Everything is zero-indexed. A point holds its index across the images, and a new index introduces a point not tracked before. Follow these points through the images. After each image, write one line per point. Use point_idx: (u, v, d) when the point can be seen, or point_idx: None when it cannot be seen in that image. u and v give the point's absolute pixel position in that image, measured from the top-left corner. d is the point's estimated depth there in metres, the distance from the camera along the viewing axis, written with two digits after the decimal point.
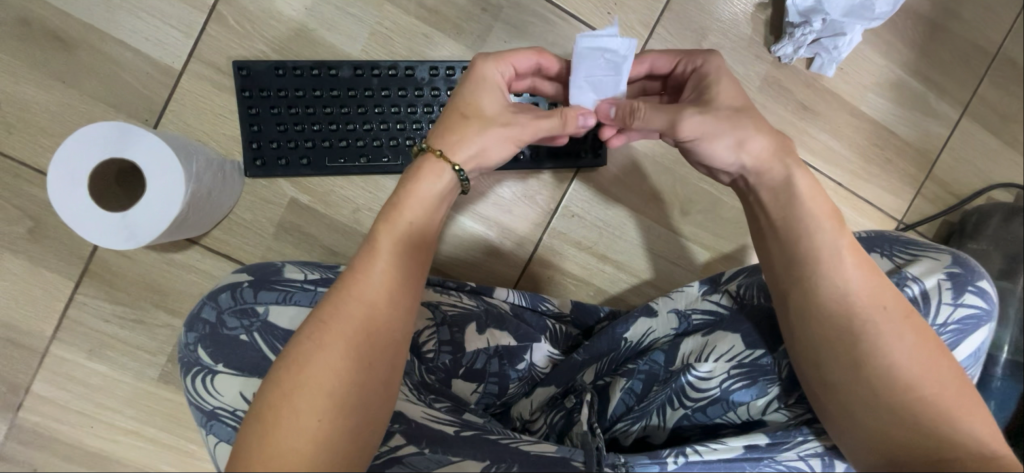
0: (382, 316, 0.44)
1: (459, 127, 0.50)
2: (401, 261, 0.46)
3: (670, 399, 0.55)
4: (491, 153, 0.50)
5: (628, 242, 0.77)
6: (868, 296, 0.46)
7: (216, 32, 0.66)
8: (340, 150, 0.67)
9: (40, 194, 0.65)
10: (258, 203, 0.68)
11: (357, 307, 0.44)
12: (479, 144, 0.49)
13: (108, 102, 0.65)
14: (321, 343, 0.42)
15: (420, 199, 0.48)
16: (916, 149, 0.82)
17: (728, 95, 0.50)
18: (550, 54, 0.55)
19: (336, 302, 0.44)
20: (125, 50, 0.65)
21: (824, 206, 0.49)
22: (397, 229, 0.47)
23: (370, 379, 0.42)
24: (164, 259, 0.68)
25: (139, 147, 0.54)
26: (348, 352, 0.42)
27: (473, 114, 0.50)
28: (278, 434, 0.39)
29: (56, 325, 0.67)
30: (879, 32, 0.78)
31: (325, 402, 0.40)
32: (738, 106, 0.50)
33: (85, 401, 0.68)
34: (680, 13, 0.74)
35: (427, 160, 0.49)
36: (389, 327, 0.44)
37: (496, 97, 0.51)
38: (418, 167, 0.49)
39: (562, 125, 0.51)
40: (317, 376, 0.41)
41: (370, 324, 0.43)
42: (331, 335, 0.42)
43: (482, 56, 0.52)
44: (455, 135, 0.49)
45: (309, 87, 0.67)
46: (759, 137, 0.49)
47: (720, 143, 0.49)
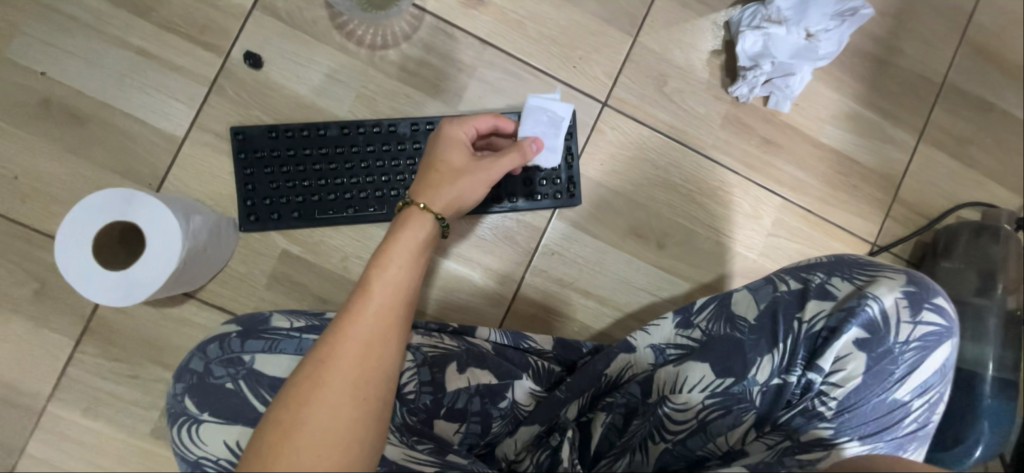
0: (375, 354, 0.46)
1: (437, 179, 0.56)
2: (391, 301, 0.49)
3: (650, 432, 0.57)
4: (467, 196, 0.57)
5: (608, 276, 0.79)
6: None
7: (216, 102, 0.73)
8: (329, 203, 0.72)
9: (48, 257, 0.69)
10: (251, 255, 0.72)
11: (352, 346, 0.46)
12: (452, 191, 0.56)
13: (115, 169, 0.71)
14: (320, 381, 0.44)
15: (408, 242, 0.52)
16: (879, 174, 0.86)
17: None
18: (506, 117, 0.64)
19: (332, 342, 0.46)
20: (133, 122, 0.71)
21: None
22: (389, 273, 0.50)
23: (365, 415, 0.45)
24: (160, 314, 0.71)
25: (141, 211, 0.58)
26: (345, 392, 0.44)
27: (444, 168, 0.57)
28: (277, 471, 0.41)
29: (54, 384, 0.69)
30: (828, 70, 0.84)
31: (324, 439, 0.42)
32: None
33: (78, 460, 0.69)
34: (640, 63, 0.80)
35: (412, 211, 0.54)
36: (382, 365, 0.47)
37: (462, 151, 0.59)
38: (406, 217, 0.54)
39: (521, 157, 0.60)
40: (315, 413, 0.43)
41: (365, 363, 0.46)
42: (328, 373, 0.45)
43: (449, 121, 0.61)
44: (433, 186, 0.56)
45: (300, 147, 0.72)
46: None
47: None
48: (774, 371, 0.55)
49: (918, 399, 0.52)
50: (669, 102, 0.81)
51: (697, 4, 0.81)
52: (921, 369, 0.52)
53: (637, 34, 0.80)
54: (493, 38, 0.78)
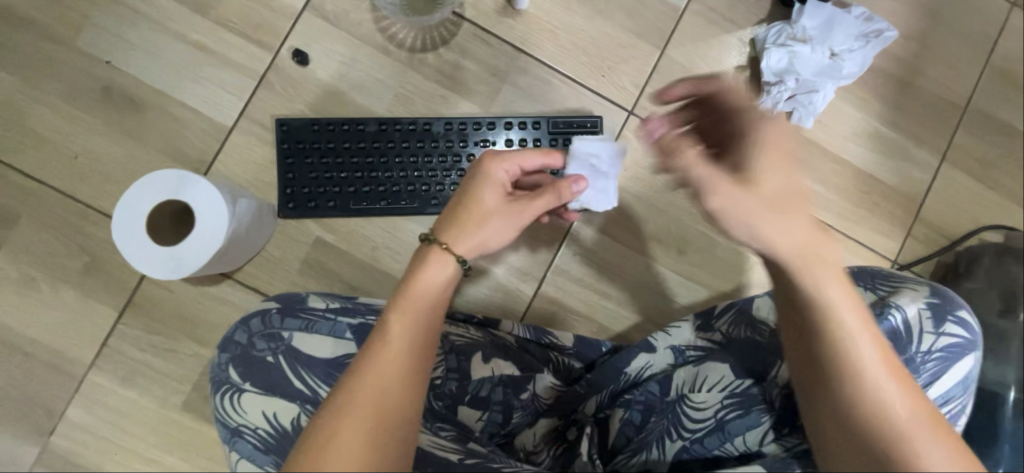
0: (396, 394, 0.47)
1: (465, 221, 0.53)
2: (417, 334, 0.49)
3: (668, 430, 0.59)
4: (493, 242, 0.54)
5: (628, 280, 0.81)
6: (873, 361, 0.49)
7: (264, 95, 0.77)
8: (364, 194, 0.76)
9: (100, 232, 0.73)
10: (287, 240, 0.76)
11: (383, 374, 0.47)
12: (479, 236, 0.53)
13: (167, 154, 0.75)
14: (351, 406, 0.46)
15: (435, 275, 0.52)
16: (901, 193, 0.87)
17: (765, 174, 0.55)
18: (556, 150, 0.60)
19: (365, 366, 0.48)
20: (187, 111, 0.76)
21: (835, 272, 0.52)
22: (410, 308, 0.50)
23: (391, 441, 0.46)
24: (199, 291, 0.74)
25: (193, 192, 0.62)
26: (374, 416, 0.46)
27: (475, 209, 0.53)
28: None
29: (96, 353, 0.72)
30: (851, 89, 0.86)
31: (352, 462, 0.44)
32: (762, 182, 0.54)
33: (112, 427, 0.72)
34: (667, 75, 0.83)
35: (434, 250, 0.52)
36: (409, 393, 0.48)
37: (495, 192, 0.54)
38: (427, 253, 0.52)
39: (558, 199, 0.56)
40: (345, 436, 0.45)
41: (393, 391, 0.47)
42: (359, 398, 0.46)
43: (489, 155, 0.57)
44: (459, 228, 0.53)
45: (340, 140, 0.76)
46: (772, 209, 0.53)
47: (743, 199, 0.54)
48: None
49: (938, 410, 0.53)
50: None
51: (723, 21, 0.84)
52: (942, 380, 0.52)
53: (665, 47, 0.83)
54: (526, 46, 0.81)
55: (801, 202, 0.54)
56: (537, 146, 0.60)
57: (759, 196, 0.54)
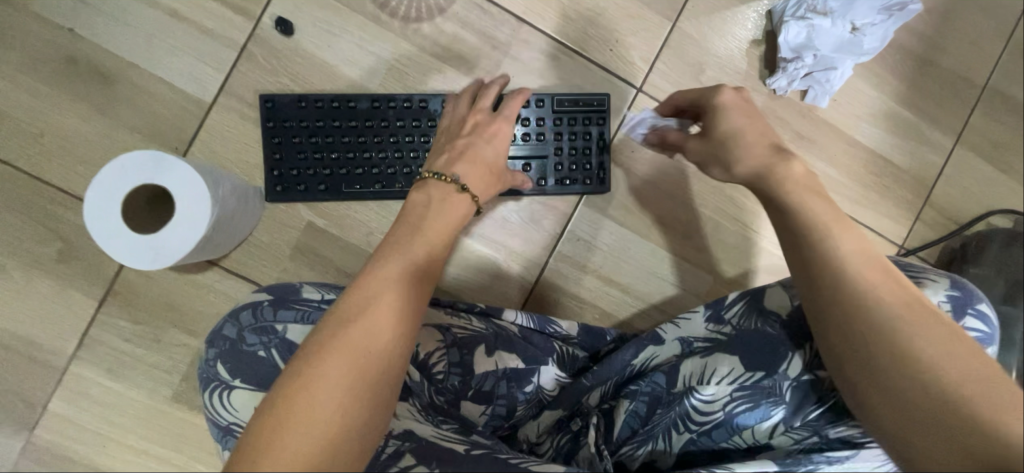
0: (398, 321, 0.46)
1: (466, 165, 0.61)
2: (419, 271, 0.50)
3: (674, 422, 0.58)
4: (488, 192, 0.64)
5: (633, 266, 0.79)
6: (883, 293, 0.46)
7: (245, 68, 0.71)
8: (356, 177, 0.71)
9: (73, 217, 0.69)
10: (276, 226, 0.72)
11: (376, 307, 0.45)
12: (485, 191, 0.63)
13: (142, 132, 0.70)
14: (326, 361, 0.42)
15: (432, 237, 0.54)
16: (913, 176, 0.84)
17: (743, 125, 0.56)
18: (513, 106, 0.67)
19: (347, 320, 0.45)
20: (160, 84, 0.70)
21: (828, 212, 0.50)
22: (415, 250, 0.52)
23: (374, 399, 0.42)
24: (184, 279, 0.70)
25: (169, 174, 0.58)
26: (352, 370, 0.42)
27: (477, 163, 0.62)
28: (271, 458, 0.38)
29: (78, 343, 0.69)
30: (869, 66, 0.82)
31: (326, 420, 0.40)
32: (749, 132, 0.55)
33: (99, 419, 0.70)
34: (678, 49, 0.78)
35: (437, 185, 0.59)
36: (399, 330, 0.46)
37: (490, 149, 0.64)
38: (445, 195, 0.58)
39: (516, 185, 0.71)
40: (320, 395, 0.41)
41: (375, 344, 0.44)
42: (335, 352, 0.42)
43: (476, 120, 0.66)
44: (463, 175, 0.61)
45: (329, 118, 0.71)
46: (788, 163, 0.53)
47: (757, 171, 0.54)
48: (806, 366, 0.53)
49: None
50: None
51: None
52: None
53: (677, 19, 0.78)
54: (528, 15, 0.75)
55: (767, 139, 0.55)
56: (508, 108, 0.67)
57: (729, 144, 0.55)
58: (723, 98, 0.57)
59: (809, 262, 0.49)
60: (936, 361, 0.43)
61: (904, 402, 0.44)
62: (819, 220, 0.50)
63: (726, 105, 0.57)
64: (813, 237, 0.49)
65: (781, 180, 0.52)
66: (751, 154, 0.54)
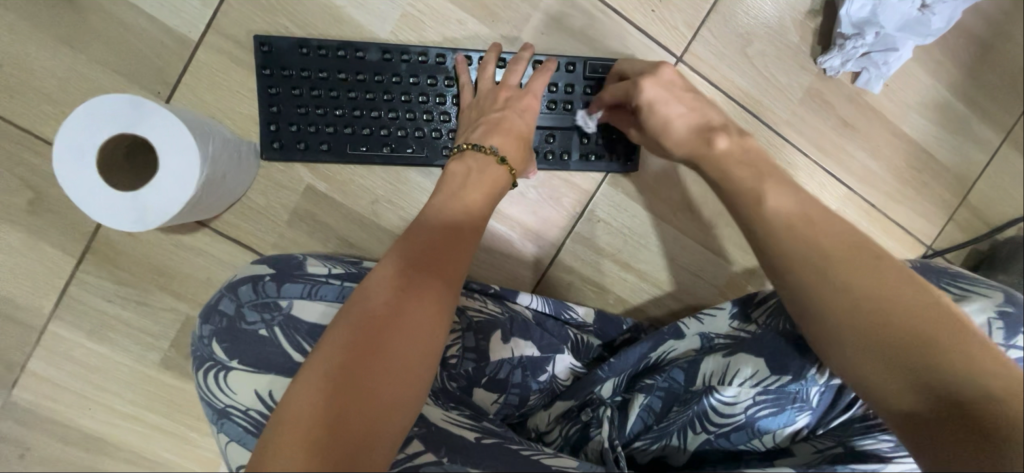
0: (417, 274, 0.44)
1: (507, 132, 0.59)
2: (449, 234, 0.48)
3: (692, 422, 0.54)
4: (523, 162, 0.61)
5: (652, 251, 0.74)
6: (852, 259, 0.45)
7: (237, 3, 0.62)
8: (363, 138, 0.64)
9: (44, 165, 0.61)
10: (272, 187, 0.65)
11: (398, 264, 0.45)
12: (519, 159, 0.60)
13: (118, 70, 0.61)
14: (346, 324, 0.40)
15: (462, 199, 0.53)
16: (953, 174, 0.80)
17: (679, 113, 0.57)
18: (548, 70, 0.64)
19: (363, 284, 0.44)
20: (137, 15, 0.61)
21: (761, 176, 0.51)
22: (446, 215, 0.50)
23: (389, 357, 0.39)
24: (171, 240, 0.64)
25: (151, 121, 0.50)
26: (365, 326, 0.40)
27: (513, 129, 0.59)
28: (287, 421, 0.35)
29: (56, 303, 0.64)
30: (928, 50, 0.75)
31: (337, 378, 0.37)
32: (688, 117, 0.57)
33: (82, 382, 0.66)
34: (727, 15, 0.70)
35: (481, 156, 0.57)
36: (418, 283, 0.44)
37: (528, 116, 0.61)
38: (484, 164, 0.56)
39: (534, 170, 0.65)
40: (335, 352, 0.38)
41: (389, 301, 0.42)
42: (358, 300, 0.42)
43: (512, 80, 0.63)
44: (506, 142, 0.58)
45: (334, 69, 0.63)
46: (720, 139, 0.55)
47: (686, 150, 0.57)
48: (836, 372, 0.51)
49: None
50: (750, 66, 0.72)
51: None
52: None
53: None
54: None
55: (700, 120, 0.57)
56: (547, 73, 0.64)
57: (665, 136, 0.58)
58: (644, 96, 0.58)
59: (801, 261, 0.45)
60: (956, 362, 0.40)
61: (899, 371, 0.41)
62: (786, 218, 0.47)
63: (650, 102, 0.58)
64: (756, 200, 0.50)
65: (706, 156, 0.55)
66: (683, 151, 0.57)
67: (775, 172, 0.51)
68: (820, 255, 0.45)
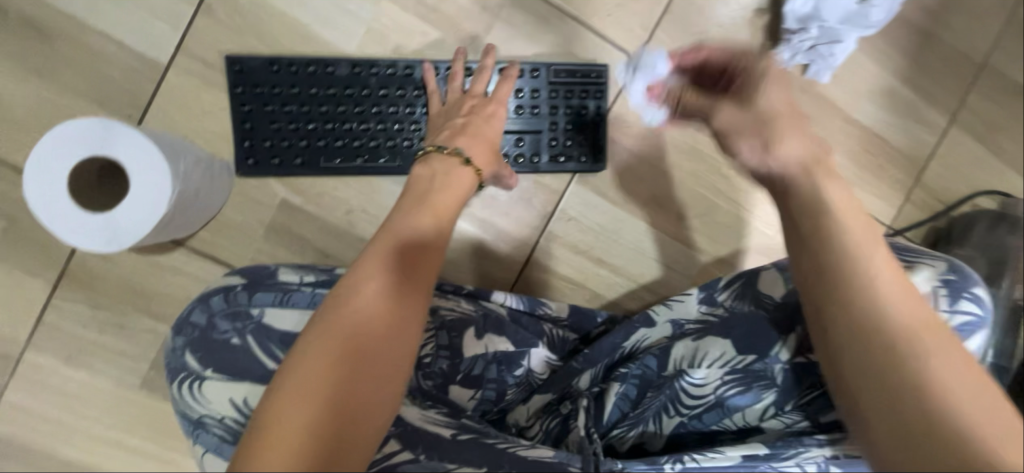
0: (389, 304, 0.44)
1: (469, 135, 0.61)
2: (417, 259, 0.48)
3: (665, 406, 0.56)
4: (496, 168, 0.63)
5: (625, 246, 0.76)
6: (907, 302, 0.39)
7: (204, 25, 0.64)
8: (336, 150, 0.65)
9: (16, 193, 0.62)
10: (247, 203, 0.66)
11: (369, 292, 0.43)
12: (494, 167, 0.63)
13: (88, 96, 0.62)
14: (317, 358, 0.39)
15: (432, 208, 0.52)
16: (906, 156, 0.83)
17: (774, 101, 0.50)
18: (514, 76, 0.67)
19: (341, 301, 0.43)
20: (106, 42, 0.62)
21: (846, 201, 0.44)
22: (414, 234, 0.49)
23: (374, 382, 0.40)
24: (147, 261, 0.65)
25: (121, 142, 0.51)
26: (348, 351, 0.40)
27: (484, 137, 0.61)
28: (268, 447, 0.36)
29: (32, 330, 0.64)
30: (872, 40, 0.79)
31: (320, 406, 0.37)
32: (778, 110, 0.50)
33: (62, 408, 0.65)
34: (680, 16, 0.74)
35: (447, 157, 0.58)
36: (395, 315, 0.43)
37: (499, 123, 0.64)
38: (447, 167, 0.57)
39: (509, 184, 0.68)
40: (316, 377, 0.39)
41: (372, 324, 0.42)
42: (330, 333, 0.41)
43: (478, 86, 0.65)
44: (468, 142, 0.60)
45: (305, 84, 0.65)
46: (794, 139, 0.48)
47: (749, 142, 0.50)
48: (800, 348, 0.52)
49: None
50: None
51: None
52: None
53: None
54: None
55: (792, 117, 0.50)
56: (513, 79, 0.67)
57: (749, 107, 0.51)
58: (765, 72, 0.52)
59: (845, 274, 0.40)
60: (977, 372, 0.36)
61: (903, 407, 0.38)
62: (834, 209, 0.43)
63: (765, 80, 0.51)
64: (818, 217, 0.43)
65: (790, 167, 0.47)
66: (748, 127, 0.50)
67: (858, 203, 0.45)
68: (870, 266, 0.40)
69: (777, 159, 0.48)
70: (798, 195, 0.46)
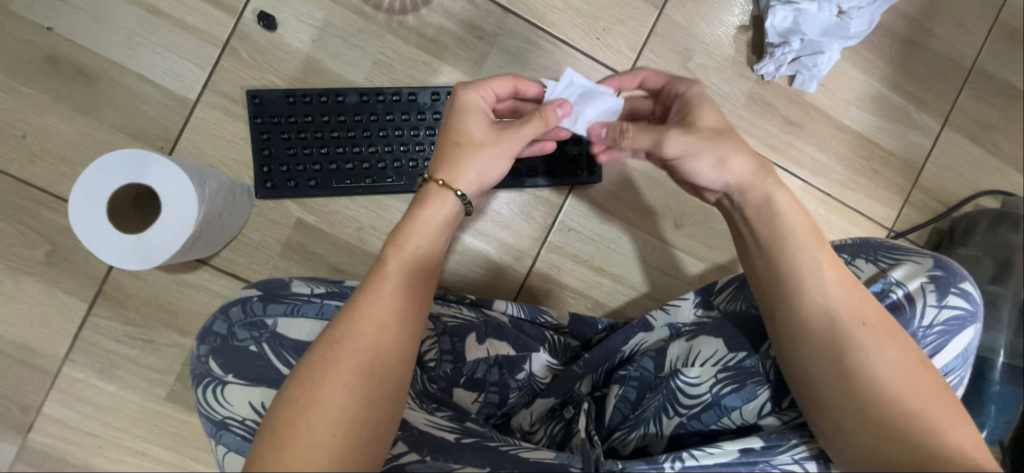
0: (388, 338, 0.45)
1: (451, 157, 0.52)
2: (410, 288, 0.47)
3: (663, 406, 0.57)
4: (487, 175, 0.52)
5: (624, 255, 0.79)
6: (849, 310, 0.48)
7: (229, 64, 0.71)
8: (347, 172, 0.71)
9: (60, 219, 0.68)
10: (265, 223, 0.71)
11: (368, 325, 0.44)
12: (475, 168, 0.51)
13: (126, 131, 0.69)
14: (324, 396, 0.41)
15: (427, 225, 0.50)
16: (901, 159, 0.84)
17: (711, 120, 0.53)
18: (525, 79, 0.57)
19: (345, 319, 0.45)
20: (143, 83, 0.69)
21: (807, 222, 0.52)
22: (405, 255, 0.48)
23: (385, 396, 0.44)
24: (174, 279, 0.70)
25: (155, 172, 0.57)
26: (359, 369, 0.43)
27: (466, 141, 0.52)
28: (289, 456, 0.39)
29: (70, 346, 0.69)
30: (856, 50, 0.82)
31: (338, 420, 0.41)
32: (720, 129, 0.53)
33: (94, 421, 0.69)
34: (666, 36, 0.78)
35: (432, 188, 0.51)
36: (395, 347, 0.45)
37: (482, 121, 0.53)
38: (426, 195, 0.51)
39: (545, 126, 0.54)
40: (331, 393, 0.41)
41: (380, 344, 0.44)
42: (334, 368, 0.42)
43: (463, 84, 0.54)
44: (452, 162, 0.51)
45: (318, 113, 0.70)
46: (740, 157, 0.52)
47: (702, 161, 0.52)
48: None
49: None
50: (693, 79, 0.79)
51: None
52: (944, 352, 0.52)
53: (662, 6, 0.78)
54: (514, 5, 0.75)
55: (736, 140, 0.53)
56: (511, 78, 0.57)
57: (696, 131, 0.52)
58: (694, 90, 0.56)
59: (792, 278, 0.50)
60: (891, 367, 0.46)
61: (849, 399, 0.47)
62: (788, 221, 0.51)
63: (695, 97, 0.55)
64: (779, 239, 0.51)
65: (739, 187, 0.53)
66: (703, 150, 0.52)
67: (819, 225, 0.52)
68: (820, 280, 0.49)
69: (731, 173, 0.53)
70: (750, 215, 0.53)
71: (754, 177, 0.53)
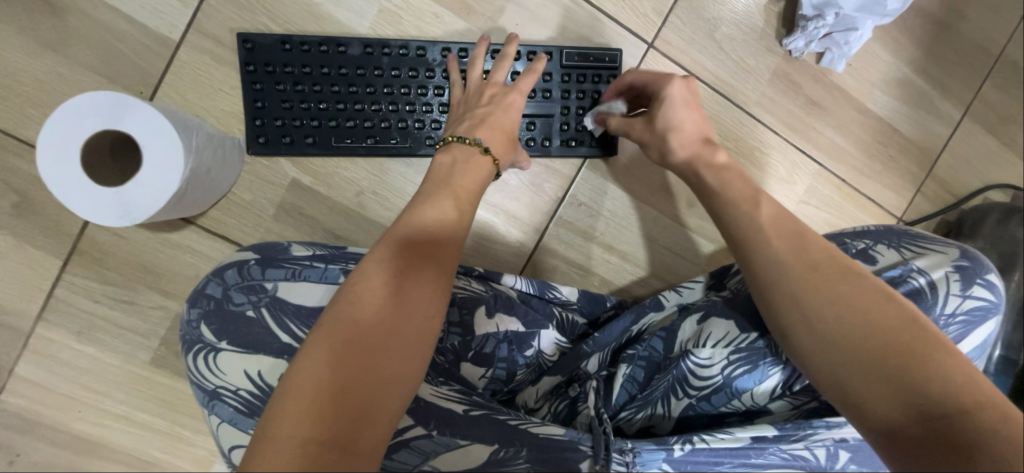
0: (423, 267, 0.43)
1: (499, 138, 0.61)
2: (442, 228, 0.47)
3: (673, 387, 0.56)
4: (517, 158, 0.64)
5: (634, 233, 0.76)
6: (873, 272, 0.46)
7: (216, 2, 0.63)
8: (347, 130, 0.65)
9: (27, 167, 0.62)
10: (257, 183, 0.66)
11: (403, 253, 0.43)
12: (512, 152, 0.63)
13: (100, 72, 0.62)
14: (351, 318, 0.38)
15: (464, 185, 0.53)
16: (919, 147, 0.83)
17: (672, 117, 0.62)
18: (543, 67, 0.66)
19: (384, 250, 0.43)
20: (118, 17, 0.62)
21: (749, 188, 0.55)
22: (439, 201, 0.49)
23: (401, 336, 0.39)
24: (157, 238, 0.65)
25: (133, 118, 0.51)
26: (395, 292, 0.40)
27: (505, 129, 0.62)
28: (312, 375, 0.35)
29: (43, 305, 0.64)
30: (888, 29, 0.78)
31: (366, 341, 0.37)
32: (676, 125, 0.62)
33: (72, 384, 0.66)
34: (694, 2, 0.73)
35: (479, 155, 0.58)
36: (428, 276, 0.42)
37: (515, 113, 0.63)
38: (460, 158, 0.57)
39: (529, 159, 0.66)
40: (362, 315, 0.38)
41: (416, 272, 0.42)
42: (368, 290, 0.40)
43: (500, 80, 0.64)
44: (496, 142, 0.60)
45: (317, 64, 0.64)
46: (683, 146, 0.62)
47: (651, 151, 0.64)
48: None
49: None
50: (718, 50, 0.75)
51: None
52: (964, 343, 0.51)
53: None
54: None
55: (688, 131, 0.62)
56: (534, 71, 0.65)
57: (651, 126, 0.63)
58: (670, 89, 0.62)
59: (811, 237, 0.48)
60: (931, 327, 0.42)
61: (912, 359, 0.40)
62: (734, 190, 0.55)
63: (670, 96, 0.62)
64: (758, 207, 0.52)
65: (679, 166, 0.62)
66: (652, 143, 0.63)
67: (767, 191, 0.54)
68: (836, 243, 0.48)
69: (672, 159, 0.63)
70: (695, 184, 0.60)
71: (683, 161, 0.62)
